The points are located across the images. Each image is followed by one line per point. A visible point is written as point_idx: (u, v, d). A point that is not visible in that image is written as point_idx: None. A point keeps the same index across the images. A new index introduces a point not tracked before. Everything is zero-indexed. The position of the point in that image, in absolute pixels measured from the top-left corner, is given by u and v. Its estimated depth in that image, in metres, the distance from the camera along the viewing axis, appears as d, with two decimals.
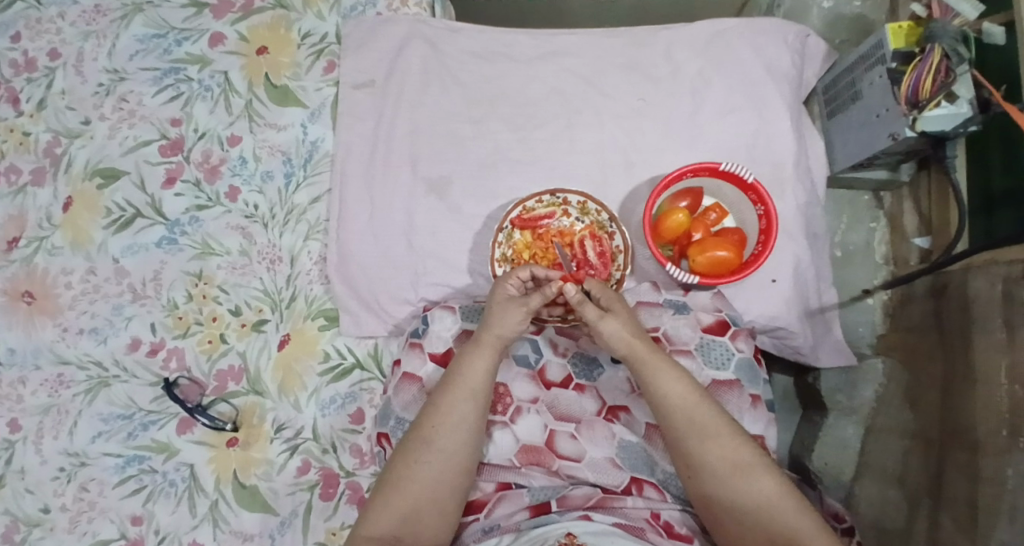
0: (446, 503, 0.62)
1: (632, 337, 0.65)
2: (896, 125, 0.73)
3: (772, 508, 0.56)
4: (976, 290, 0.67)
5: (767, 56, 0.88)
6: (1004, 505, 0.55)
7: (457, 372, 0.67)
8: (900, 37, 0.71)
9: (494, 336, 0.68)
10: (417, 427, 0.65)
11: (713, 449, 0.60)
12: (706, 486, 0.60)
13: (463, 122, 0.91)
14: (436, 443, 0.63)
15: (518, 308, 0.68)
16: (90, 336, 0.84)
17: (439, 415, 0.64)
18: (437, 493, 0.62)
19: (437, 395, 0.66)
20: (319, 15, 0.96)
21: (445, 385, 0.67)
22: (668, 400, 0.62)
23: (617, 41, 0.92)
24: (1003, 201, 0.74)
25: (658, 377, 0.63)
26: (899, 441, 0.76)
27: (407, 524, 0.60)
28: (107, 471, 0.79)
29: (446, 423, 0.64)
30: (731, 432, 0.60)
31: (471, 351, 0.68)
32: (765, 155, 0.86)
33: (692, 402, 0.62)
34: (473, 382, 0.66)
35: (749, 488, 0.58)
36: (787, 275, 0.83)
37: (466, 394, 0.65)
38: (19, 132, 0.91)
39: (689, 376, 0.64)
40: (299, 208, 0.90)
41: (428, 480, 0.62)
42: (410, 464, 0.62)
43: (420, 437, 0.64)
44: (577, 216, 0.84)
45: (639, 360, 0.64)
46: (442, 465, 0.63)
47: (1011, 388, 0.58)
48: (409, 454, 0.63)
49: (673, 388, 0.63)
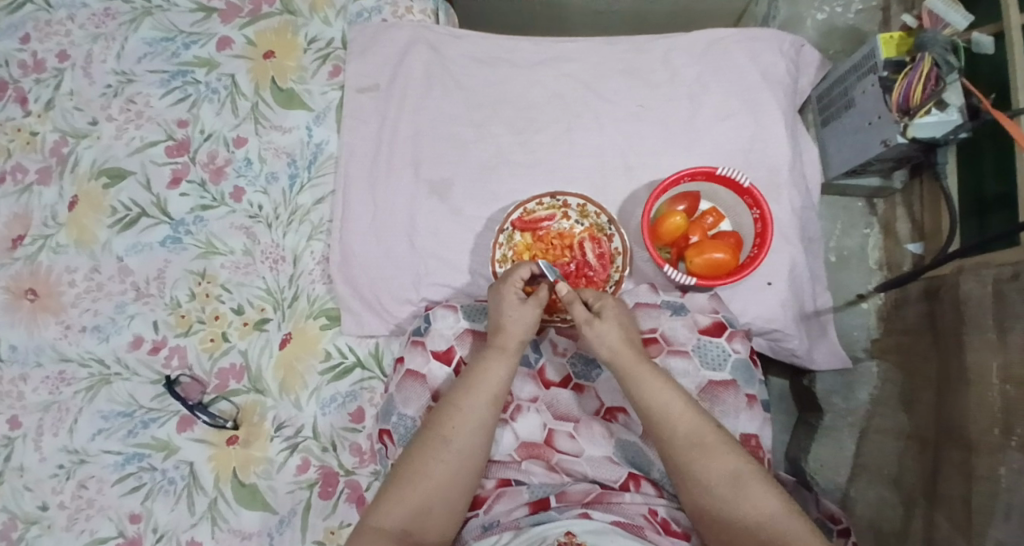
0: (457, 501, 0.63)
1: (616, 343, 0.67)
2: (888, 131, 0.75)
3: (759, 514, 0.56)
4: (967, 292, 0.69)
5: (764, 64, 0.90)
6: (998, 503, 0.56)
7: (478, 373, 0.68)
8: (892, 47, 0.73)
9: (513, 340, 0.70)
10: (434, 424, 0.65)
11: (698, 457, 0.60)
12: (695, 495, 0.60)
13: (465, 125, 0.92)
14: (453, 441, 0.64)
15: (534, 308, 0.71)
16: (92, 334, 0.85)
17: (458, 414, 0.65)
18: (450, 491, 0.62)
19: (456, 395, 0.67)
20: (325, 20, 0.98)
21: (465, 385, 0.68)
22: (653, 406, 0.64)
23: (616, 48, 0.94)
24: (996, 206, 0.76)
25: (645, 385, 0.65)
26: (895, 443, 0.77)
27: (419, 520, 0.60)
28: (106, 469, 0.80)
29: (465, 423, 0.65)
30: (716, 441, 0.61)
31: (491, 354, 0.70)
32: (762, 161, 0.88)
33: (677, 410, 0.63)
34: (493, 385, 0.67)
35: (736, 496, 0.57)
36: (782, 278, 0.85)
37: (488, 397, 0.66)
38: (26, 132, 0.92)
39: (674, 383, 0.66)
40: (303, 209, 0.91)
41: (445, 477, 0.62)
42: (428, 461, 0.63)
43: (438, 434, 0.64)
44: (577, 219, 0.85)
45: (625, 363, 0.66)
46: (458, 464, 0.63)
47: (1003, 387, 0.60)
48: (425, 450, 0.63)
49: (659, 393, 0.64)
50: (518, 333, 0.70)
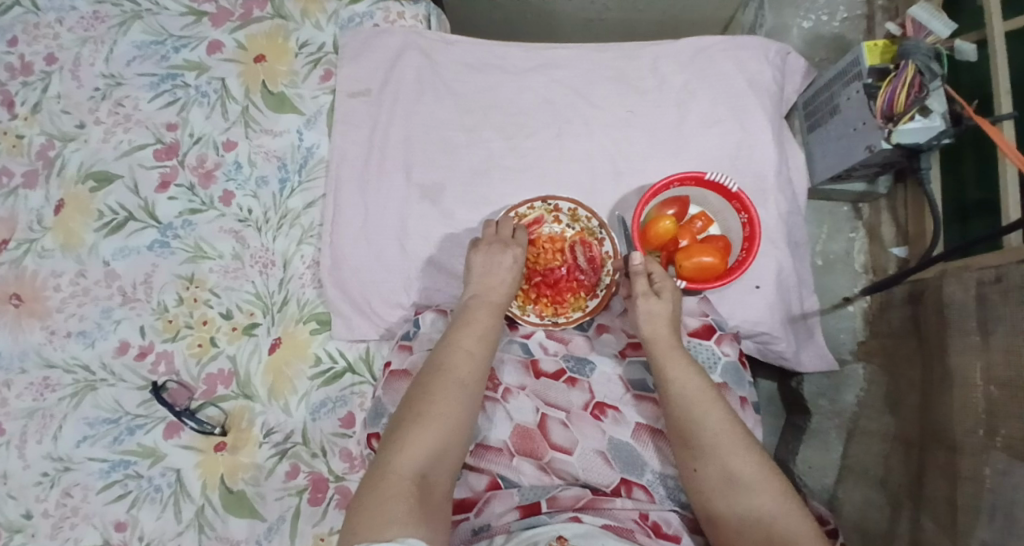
0: (464, 445, 0.60)
1: (658, 323, 0.68)
2: (873, 137, 0.76)
3: (775, 513, 0.56)
4: (949, 295, 0.70)
5: (751, 71, 0.92)
6: (983, 504, 0.57)
7: (472, 323, 0.69)
8: (876, 55, 0.75)
9: (499, 295, 0.73)
10: (439, 368, 0.63)
11: (714, 444, 0.60)
12: (707, 488, 0.61)
13: (456, 130, 0.93)
14: (461, 383, 0.62)
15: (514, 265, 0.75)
16: (78, 339, 0.84)
17: (461, 359, 0.64)
18: (462, 433, 0.60)
19: (454, 343, 0.66)
20: (317, 25, 0.98)
21: (459, 334, 0.67)
22: (680, 388, 0.64)
23: (606, 54, 0.95)
24: (979, 211, 0.77)
25: (674, 366, 0.65)
26: (881, 445, 0.78)
27: (437, 461, 0.57)
28: (91, 476, 0.78)
29: (471, 364, 0.64)
30: (733, 430, 0.61)
31: (479, 309, 0.70)
32: (749, 166, 0.89)
33: (703, 395, 0.63)
34: (489, 335, 0.68)
35: (749, 487, 0.58)
36: (770, 281, 0.86)
37: (486, 344, 0.67)
38: (12, 135, 0.91)
39: (700, 371, 0.66)
40: (293, 213, 0.91)
41: (459, 417, 0.60)
42: (440, 402, 0.60)
43: (444, 379, 0.62)
44: (568, 223, 0.86)
45: (659, 345, 0.67)
46: (468, 404, 0.61)
47: (986, 389, 0.61)
48: (434, 393, 0.60)
49: (686, 377, 0.65)
50: (502, 288, 0.73)
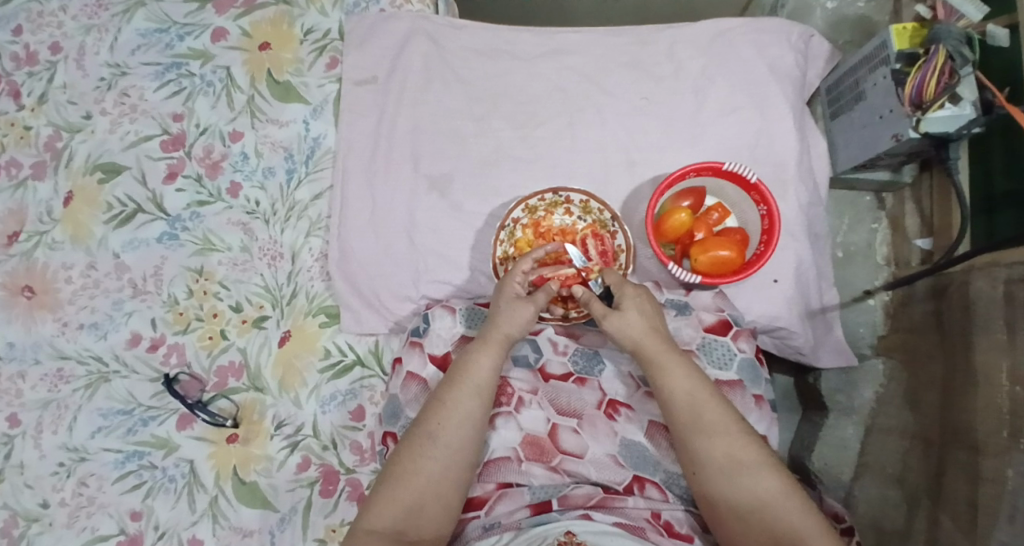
0: (450, 499, 0.62)
1: (648, 336, 0.65)
2: (900, 125, 0.73)
3: (784, 525, 0.55)
4: (977, 291, 0.68)
5: (771, 56, 0.88)
6: (1003, 506, 0.55)
7: (460, 367, 0.67)
8: (904, 39, 0.71)
9: (496, 331, 0.68)
10: (419, 423, 0.65)
11: (722, 447, 0.60)
12: (707, 484, 0.60)
13: (465, 120, 0.91)
14: (440, 438, 0.63)
15: (525, 307, 0.69)
16: (89, 332, 0.84)
17: (442, 411, 0.65)
18: (441, 488, 0.62)
19: (441, 391, 0.67)
20: (322, 11, 0.95)
21: (449, 382, 0.67)
22: (683, 395, 0.63)
23: (620, 39, 0.92)
24: (1005, 203, 0.74)
25: (678, 377, 0.63)
26: (899, 441, 0.77)
27: (410, 520, 0.60)
28: (106, 466, 0.79)
29: (450, 418, 0.64)
30: (740, 431, 0.60)
31: (475, 348, 0.68)
32: (768, 156, 0.86)
33: (706, 399, 0.62)
34: (477, 378, 0.66)
35: (754, 485, 0.57)
36: (788, 275, 0.84)
37: (469, 390, 0.66)
38: (20, 127, 0.91)
39: (701, 372, 0.64)
40: (300, 205, 0.90)
41: (433, 475, 0.62)
42: (416, 459, 0.62)
43: (423, 434, 0.64)
44: (580, 215, 0.84)
45: (659, 354, 0.64)
46: (445, 461, 0.62)
47: (1012, 389, 0.58)
48: (413, 448, 0.63)
49: (688, 384, 0.63)
50: (503, 326, 0.68)
